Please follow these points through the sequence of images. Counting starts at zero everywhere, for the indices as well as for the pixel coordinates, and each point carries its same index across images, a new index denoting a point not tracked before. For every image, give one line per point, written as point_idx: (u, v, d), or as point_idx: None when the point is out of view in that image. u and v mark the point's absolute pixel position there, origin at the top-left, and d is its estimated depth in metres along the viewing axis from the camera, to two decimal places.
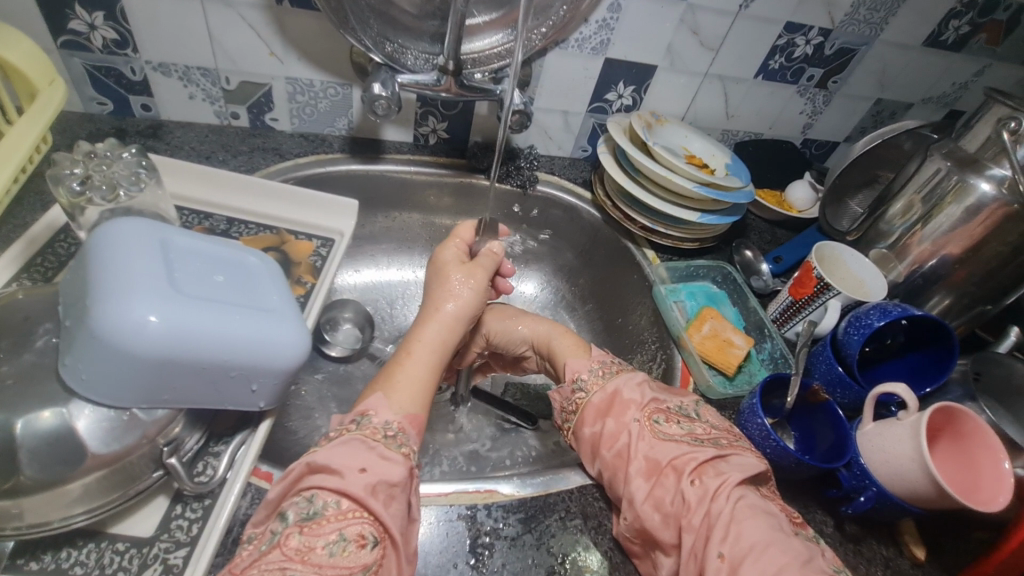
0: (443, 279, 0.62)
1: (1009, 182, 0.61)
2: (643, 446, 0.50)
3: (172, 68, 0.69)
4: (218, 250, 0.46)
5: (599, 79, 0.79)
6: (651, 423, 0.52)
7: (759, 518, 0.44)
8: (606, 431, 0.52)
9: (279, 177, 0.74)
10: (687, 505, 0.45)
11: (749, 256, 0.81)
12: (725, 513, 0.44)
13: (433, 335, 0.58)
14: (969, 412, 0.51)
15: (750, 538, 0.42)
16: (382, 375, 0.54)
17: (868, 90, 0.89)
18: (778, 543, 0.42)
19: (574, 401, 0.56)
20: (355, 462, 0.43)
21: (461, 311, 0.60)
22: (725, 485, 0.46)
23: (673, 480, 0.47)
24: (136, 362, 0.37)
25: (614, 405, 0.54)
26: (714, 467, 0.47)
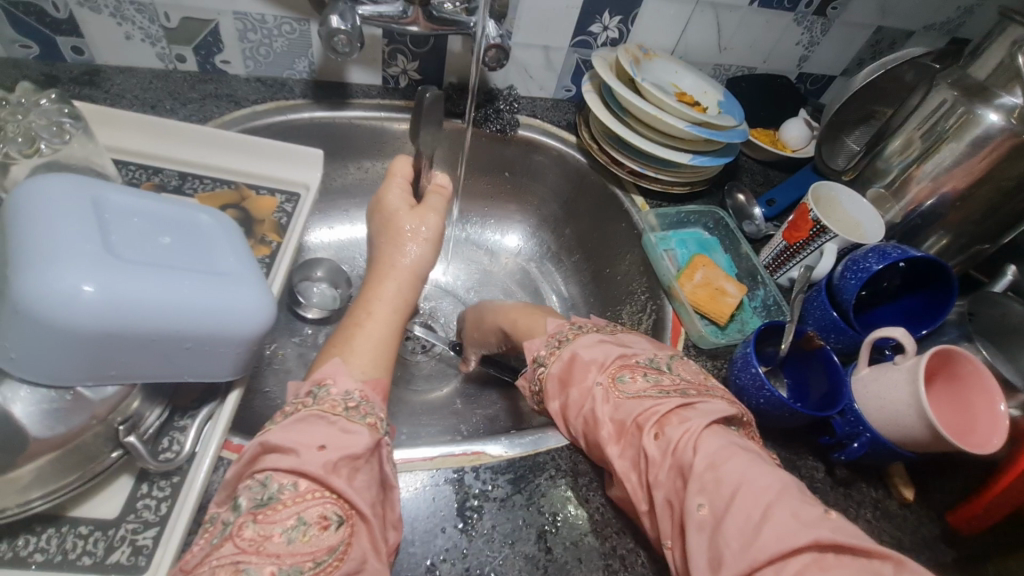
0: (403, 232, 0.60)
1: (1019, 112, 0.57)
2: (606, 409, 0.46)
3: (102, 3, 0.61)
4: (162, 208, 0.42)
5: (582, 8, 0.73)
6: (613, 382, 0.47)
7: (737, 458, 0.39)
8: (569, 401, 0.48)
9: (236, 126, 0.67)
10: (653, 463, 0.41)
11: (741, 199, 0.77)
12: (698, 462, 0.39)
13: (392, 289, 0.57)
14: (966, 354, 0.50)
15: (729, 484, 0.37)
16: (337, 341, 0.50)
17: (868, 16, 0.83)
18: (759, 483, 0.37)
19: (536, 379, 0.51)
20: (313, 440, 0.39)
21: (421, 261, 0.60)
22: (690, 434, 0.41)
23: (639, 438, 0.43)
24: (73, 338, 0.33)
25: (573, 371, 0.49)
26: (678, 417, 0.43)
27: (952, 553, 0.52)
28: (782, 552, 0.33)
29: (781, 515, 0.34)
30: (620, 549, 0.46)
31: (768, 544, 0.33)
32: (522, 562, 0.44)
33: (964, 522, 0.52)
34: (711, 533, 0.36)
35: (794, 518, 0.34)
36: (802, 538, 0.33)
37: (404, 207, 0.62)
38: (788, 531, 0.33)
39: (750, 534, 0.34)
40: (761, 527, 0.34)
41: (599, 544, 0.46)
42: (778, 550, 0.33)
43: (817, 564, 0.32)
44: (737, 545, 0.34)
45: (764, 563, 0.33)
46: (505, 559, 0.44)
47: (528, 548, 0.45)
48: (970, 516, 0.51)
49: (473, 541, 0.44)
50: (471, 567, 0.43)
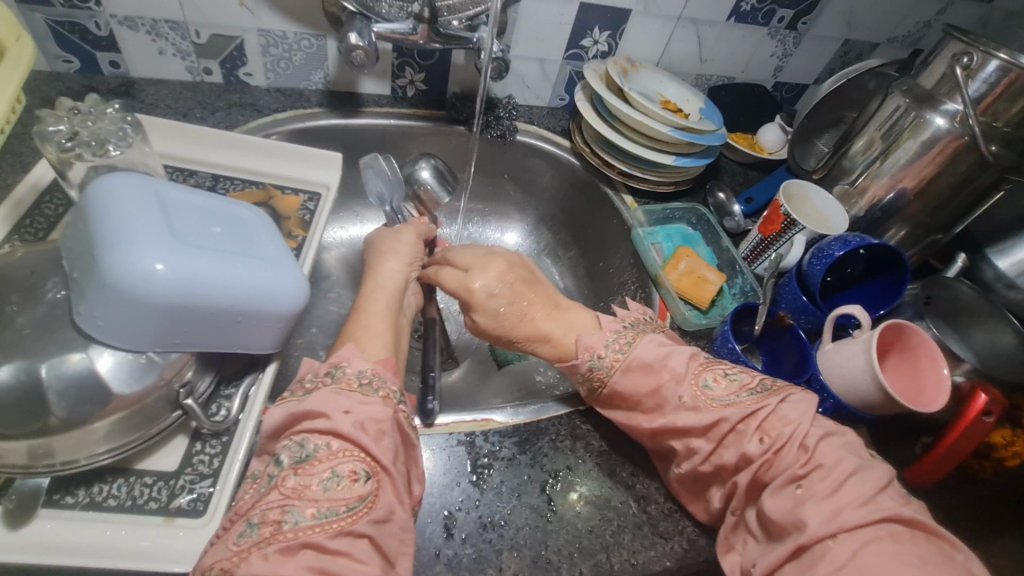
0: (386, 244, 0.67)
1: (961, 116, 0.65)
2: (691, 409, 0.49)
3: (139, 21, 0.68)
4: (212, 203, 0.48)
5: (574, 24, 0.80)
6: (700, 386, 0.50)
7: (840, 451, 0.45)
8: (646, 398, 0.51)
9: (260, 133, 0.74)
10: (751, 461, 0.46)
11: (721, 197, 0.85)
12: (798, 454, 0.44)
13: (383, 287, 0.62)
14: (915, 327, 0.56)
15: (830, 473, 0.43)
16: (345, 333, 0.55)
17: (836, 30, 0.91)
18: (860, 473, 0.43)
19: (594, 377, 0.53)
20: (339, 405, 0.44)
21: (398, 265, 0.65)
22: (797, 433, 0.45)
23: (733, 440, 0.47)
24: (150, 308, 0.39)
25: (650, 372, 0.51)
26: (779, 417, 0.47)
27: None
28: (865, 522, 0.40)
29: (864, 502, 0.41)
30: (613, 501, 0.53)
31: (850, 516, 0.40)
32: (528, 511, 0.50)
33: (918, 476, 0.58)
34: (803, 504, 0.42)
35: (878, 503, 0.41)
36: (885, 516, 0.40)
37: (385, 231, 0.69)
38: (874, 510, 0.40)
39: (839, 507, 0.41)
40: (848, 506, 0.41)
41: (594, 497, 0.53)
42: (858, 522, 0.40)
43: (892, 536, 0.39)
44: (825, 514, 0.41)
45: (850, 530, 0.40)
46: (513, 508, 0.50)
47: (533, 499, 0.51)
48: (923, 470, 0.57)
49: (484, 493, 0.51)
50: (483, 514, 0.49)
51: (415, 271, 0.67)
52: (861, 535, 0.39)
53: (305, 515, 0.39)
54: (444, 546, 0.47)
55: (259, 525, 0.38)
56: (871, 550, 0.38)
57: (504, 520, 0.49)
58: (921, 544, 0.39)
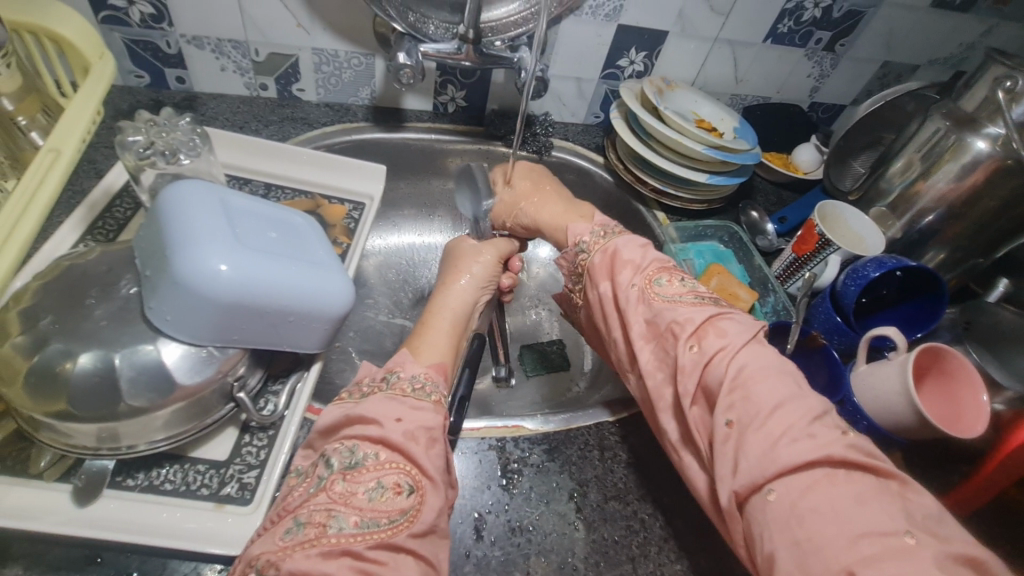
0: (465, 259, 0.70)
1: (1003, 140, 0.64)
2: (643, 310, 0.52)
3: (205, 41, 0.73)
4: (269, 210, 0.51)
5: (612, 45, 0.82)
6: (651, 285, 0.54)
7: (771, 379, 0.43)
8: (607, 292, 0.57)
9: (309, 145, 0.78)
10: (680, 369, 0.47)
11: (755, 216, 0.84)
12: (727, 377, 0.44)
13: (450, 305, 0.64)
14: (954, 351, 0.55)
15: (758, 402, 0.42)
16: (409, 342, 0.58)
17: (875, 51, 0.91)
18: (789, 402, 0.41)
19: (578, 263, 0.62)
20: (390, 413, 0.47)
21: (470, 285, 0.67)
22: (726, 350, 0.46)
23: (671, 344, 0.49)
24: (213, 305, 0.42)
25: (614, 266, 0.58)
26: (716, 330, 0.48)
27: None
28: (799, 464, 0.38)
29: (794, 434, 0.39)
30: (640, 512, 0.53)
31: (786, 458, 0.38)
32: (555, 518, 0.51)
33: (957, 505, 0.57)
34: (734, 439, 0.41)
35: (811, 437, 0.39)
36: (822, 457, 0.38)
37: (467, 244, 0.72)
38: (806, 445, 0.38)
39: (772, 446, 0.39)
40: (781, 443, 0.39)
41: (621, 507, 0.53)
42: (792, 462, 0.38)
43: (828, 479, 0.37)
44: (754, 454, 0.39)
45: (778, 474, 0.38)
46: (542, 514, 0.51)
47: (561, 506, 0.52)
48: (964, 496, 0.57)
49: (513, 497, 0.52)
50: (511, 518, 0.51)
51: (487, 288, 0.69)
52: (798, 480, 0.37)
53: (348, 522, 0.41)
54: (474, 547, 0.49)
55: (305, 525, 0.41)
56: (810, 497, 0.36)
57: (532, 526, 0.51)
58: (858, 482, 0.37)
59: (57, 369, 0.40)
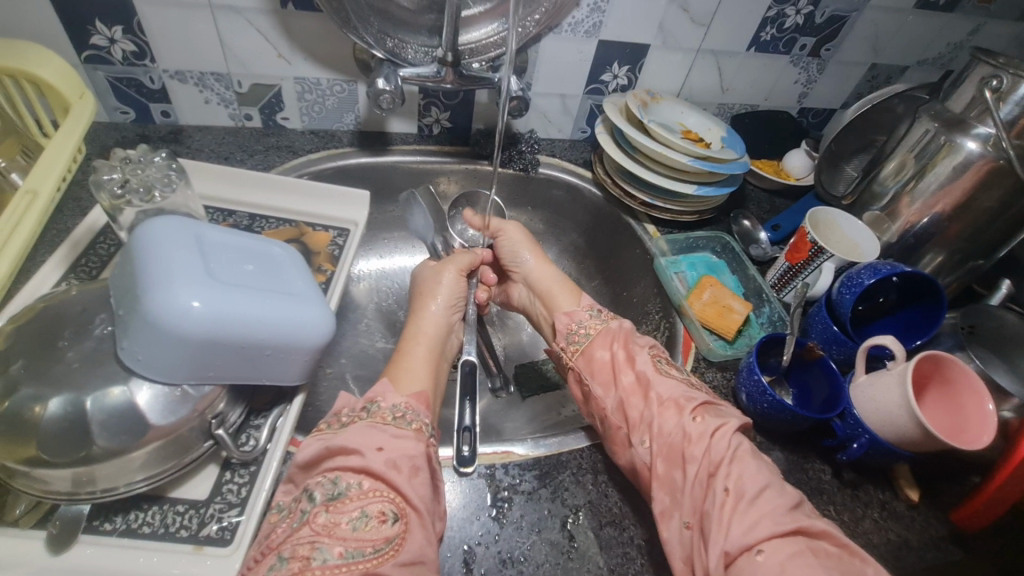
0: (428, 287, 0.68)
1: (994, 140, 0.63)
2: (654, 378, 0.54)
3: (188, 75, 0.73)
4: (247, 243, 0.51)
5: (594, 60, 0.82)
6: (656, 362, 0.57)
7: (758, 463, 0.47)
8: (617, 357, 0.58)
9: (295, 173, 0.78)
10: (689, 439, 0.48)
11: (746, 225, 0.84)
12: (726, 454, 0.46)
13: (424, 332, 0.63)
14: (955, 360, 0.54)
15: (751, 479, 0.44)
16: (387, 368, 0.58)
17: (861, 55, 0.91)
18: (775, 486, 0.45)
19: (586, 327, 0.62)
20: (372, 442, 0.46)
21: (440, 307, 0.66)
22: (725, 426, 0.49)
23: (674, 414, 0.51)
24: (184, 342, 0.41)
25: (627, 337, 0.59)
26: (713, 410, 0.51)
27: (958, 552, 0.55)
28: (787, 532, 0.41)
29: (782, 511, 0.43)
30: (636, 539, 0.51)
31: (766, 532, 0.41)
32: (548, 547, 0.50)
33: (966, 519, 0.55)
34: (731, 504, 0.43)
35: (794, 518, 0.42)
36: (799, 529, 0.41)
37: (427, 271, 0.71)
38: (793, 518, 0.42)
39: (758, 520, 0.42)
40: (766, 519, 0.42)
41: (618, 533, 0.51)
42: (781, 529, 0.41)
43: (811, 551, 0.40)
44: (746, 521, 0.42)
45: (764, 542, 0.40)
46: (534, 545, 0.50)
47: (553, 535, 0.50)
48: (972, 513, 0.54)
49: (504, 527, 0.50)
50: (502, 550, 0.49)
51: (457, 312, 0.68)
52: (784, 548, 0.40)
53: (333, 554, 0.40)
54: None
55: (290, 560, 0.39)
56: (796, 562, 0.39)
57: (524, 557, 0.49)
58: (835, 561, 0.39)
59: (28, 414, 0.40)
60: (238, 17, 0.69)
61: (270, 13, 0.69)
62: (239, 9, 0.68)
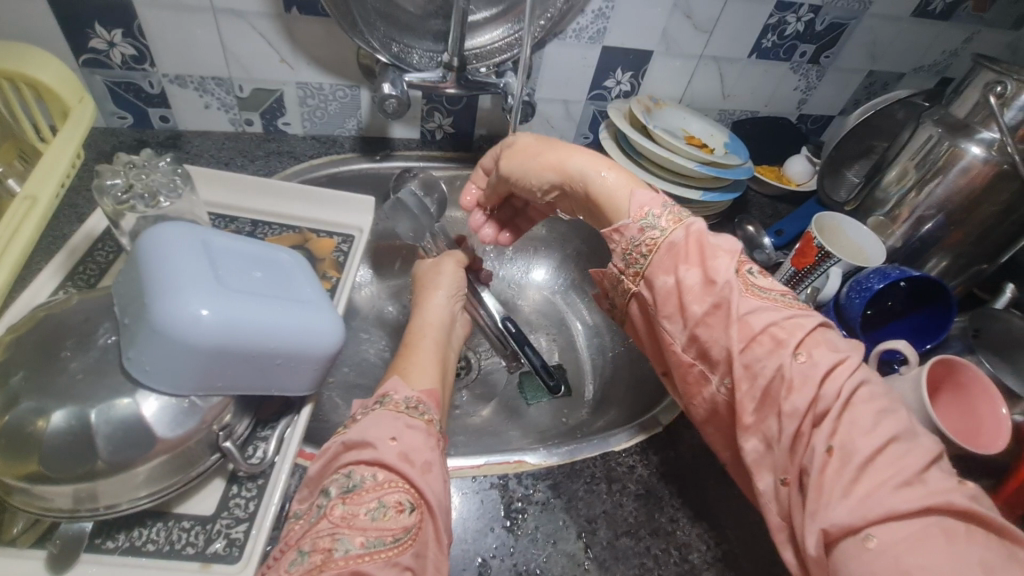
0: (429, 279, 0.70)
1: (998, 144, 0.63)
2: (742, 305, 0.45)
3: (188, 79, 0.72)
4: (252, 248, 0.49)
5: (597, 66, 0.82)
6: (745, 280, 0.47)
7: (876, 411, 0.40)
8: (689, 280, 0.48)
9: (297, 179, 0.77)
10: (791, 385, 0.42)
11: (751, 231, 0.83)
12: (836, 404, 0.40)
13: (430, 324, 0.63)
14: (966, 363, 0.54)
15: (868, 435, 0.38)
16: (395, 365, 0.56)
17: (859, 62, 0.92)
18: (897, 440, 0.38)
19: (646, 241, 0.51)
20: (385, 434, 0.45)
21: (444, 298, 0.67)
22: (836, 367, 0.41)
23: (770, 351, 0.43)
24: (193, 351, 0.40)
25: (702, 249, 0.48)
26: (820, 342, 0.43)
27: None
28: (914, 512, 0.35)
29: (903, 481, 0.37)
30: (654, 549, 0.50)
31: (890, 504, 0.36)
32: (564, 559, 0.49)
33: None
34: (838, 470, 0.38)
35: (922, 485, 0.36)
36: (930, 505, 0.35)
37: (427, 265, 0.73)
38: (920, 494, 0.36)
39: (875, 490, 0.36)
40: (887, 489, 0.36)
41: (634, 544, 0.51)
42: (903, 509, 0.35)
43: (942, 532, 0.34)
44: (858, 496, 0.37)
45: (881, 519, 0.35)
46: (549, 557, 0.48)
47: (569, 546, 0.49)
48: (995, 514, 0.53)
49: (519, 539, 0.49)
50: (518, 562, 0.48)
51: (460, 302, 0.69)
52: (905, 528, 0.35)
53: (354, 544, 0.39)
54: None
55: (310, 554, 0.38)
56: (921, 551, 0.34)
57: (539, 569, 0.48)
58: (974, 541, 0.34)
59: (30, 428, 0.38)
60: (242, 21, 0.68)
61: (273, 17, 0.68)
62: (242, 13, 0.67)
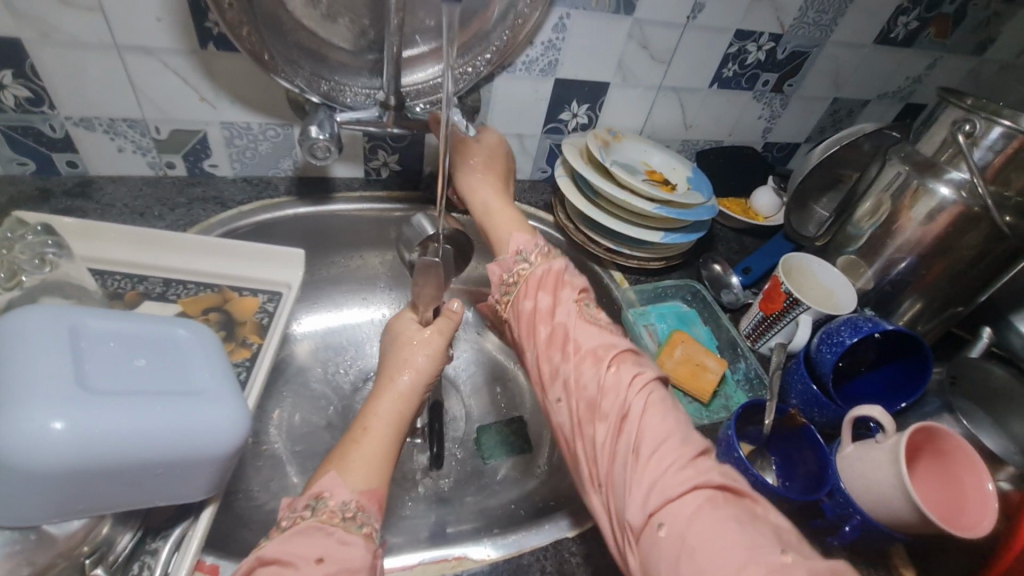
0: (399, 353, 0.58)
1: (968, 185, 0.60)
2: (576, 328, 0.53)
3: (95, 122, 0.65)
4: (142, 328, 0.42)
5: (551, 99, 0.78)
6: (580, 307, 0.56)
7: (666, 412, 0.47)
8: (541, 306, 0.56)
9: (222, 228, 0.70)
10: (604, 393, 0.49)
11: (717, 269, 0.79)
12: (636, 406, 0.47)
13: (390, 408, 0.53)
14: (947, 429, 0.50)
15: (657, 431, 0.45)
16: (333, 455, 0.49)
17: (824, 90, 0.89)
18: (678, 434, 0.46)
19: (516, 274, 0.59)
20: (311, 552, 0.39)
21: (415, 381, 0.56)
22: (639, 376, 0.49)
23: (593, 364, 0.51)
24: (41, 474, 0.33)
25: (553, 283, 0.57)
26: (630, 357, 0.51)
27: None
28: (686, 492, 0.41)
29: (682, 469, 0.43)
30: None
31: (671, 490, 0.41)
32: None
33: None
34: (633, 462, 0.44)
35: (695, 469, 0.43)
36: (699, 483, 0.41)
37: (408, 327, 0.59)
38: (692, 477, 0.42)
39: (659, 475, 0.42)
40: (668, 476, 0.42)
41: None
42: (678, 491, 0.41)
43: (711, 504, 0.40)
44: (647, 483, 0.42)
45: (665, 500, 0.41)
46: None
47: None
48: None
49: None
50: None
51: (431, 386, 0.59)
52: (684, 507, 0.40)
53: None
54: None
55: None
56: (695, 527, 0.39)
57: None
58: (732, 509, 0.40)
59: None
60: (152, 59, 0.61)
61: (188, 54, 0.62)
62: (152, 50, 0.60)
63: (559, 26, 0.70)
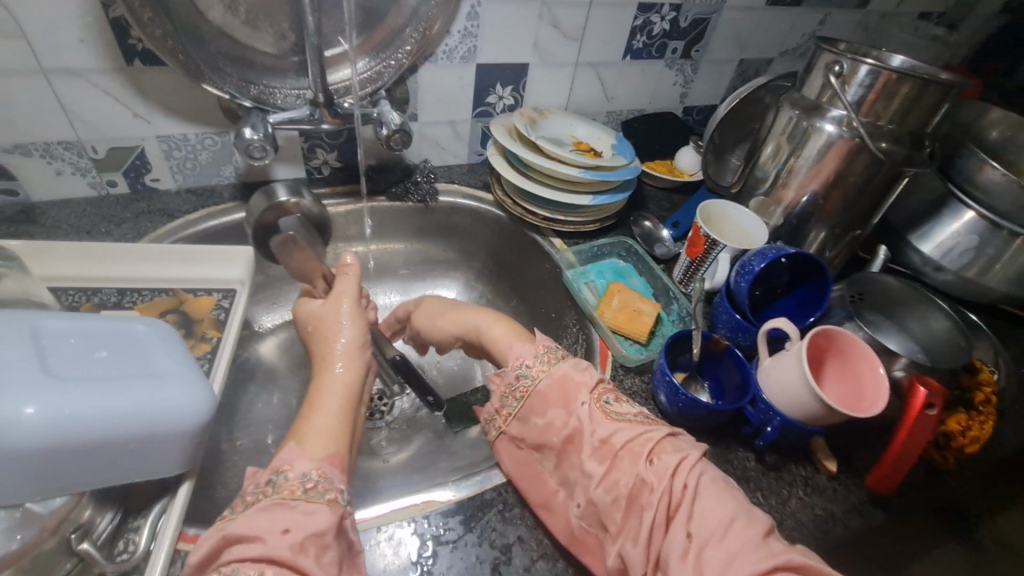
0: (326, 326, 0.62)
1: (847, 121, 0.67)
2: (595, 428, 0.49)
3: (31, 147, 0.67)
4: (98, 325, 0.45)
5: (475, 85, 0.82)
6: (601, 403, 0.51)
7: (721, 492, 0.44)
8: (555, 422, 0.51)
9: (171, 238, 0.72)
10: (646, 487, 0.45)
11: (647, 226, 0.86)
12: (686, 492, 0.44)
13: (340, 379, 0.58)
14: (844, 331, 0.57)
15: (713, 516, 0.42)
16: (293, 429, 0.52)
17: (728, 53, 0.96)
18: (738, 515, 0.42)
19: (519, 387, 0.53)
20: (276, 526, 0.42)
21: (352, 344, 0.61)
22: (684, 461, 0.46)
23: (628, 462, 0.47)
24: (17, 456, 0.36)
25: (565, 388, 0.52)
26: (670, 444, 0.48)
27: (880, 514, 0.57)
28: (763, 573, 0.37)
29: (756, 549, 0.39)
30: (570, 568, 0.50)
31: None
32: None
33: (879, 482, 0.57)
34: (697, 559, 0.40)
35: (767, 548, 0.39)
36: (775, 563, 0.38)
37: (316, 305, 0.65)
38: (767, 556, 0.38)
39: (731, 561, 0.39)
40: (736, 562, 0.39)
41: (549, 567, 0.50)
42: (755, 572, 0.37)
43: None
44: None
45: None
46: None
47: None
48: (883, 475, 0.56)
49: None
50: None
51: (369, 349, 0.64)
52: None
53: None
54: None
55: None
56: None
57: None
58: None
59: None
60: (80, 80, 0.63)
61: (116, 71, 0.64)
62: (79, 71, 0.62)
63: (472, 14, 0.74)
